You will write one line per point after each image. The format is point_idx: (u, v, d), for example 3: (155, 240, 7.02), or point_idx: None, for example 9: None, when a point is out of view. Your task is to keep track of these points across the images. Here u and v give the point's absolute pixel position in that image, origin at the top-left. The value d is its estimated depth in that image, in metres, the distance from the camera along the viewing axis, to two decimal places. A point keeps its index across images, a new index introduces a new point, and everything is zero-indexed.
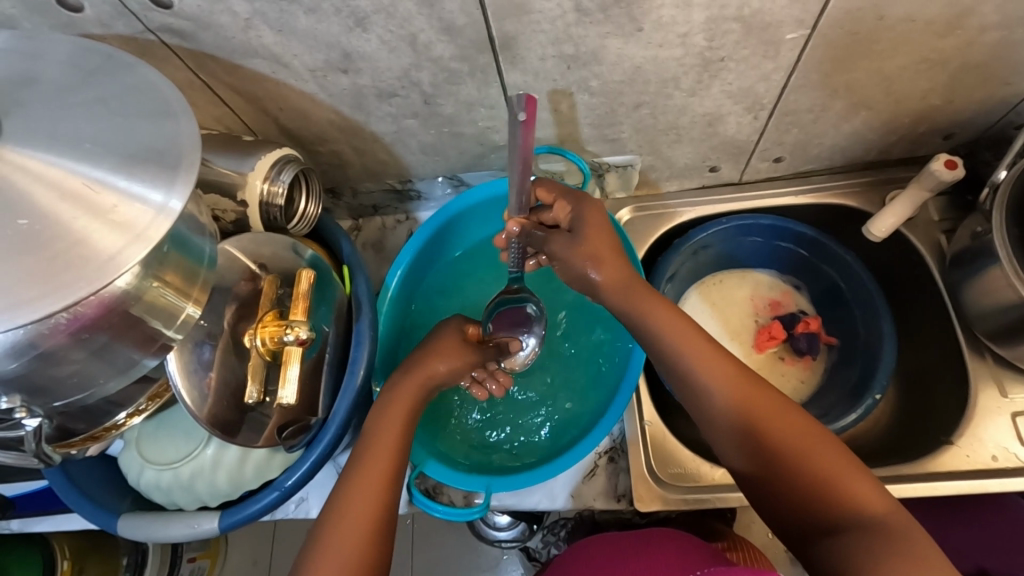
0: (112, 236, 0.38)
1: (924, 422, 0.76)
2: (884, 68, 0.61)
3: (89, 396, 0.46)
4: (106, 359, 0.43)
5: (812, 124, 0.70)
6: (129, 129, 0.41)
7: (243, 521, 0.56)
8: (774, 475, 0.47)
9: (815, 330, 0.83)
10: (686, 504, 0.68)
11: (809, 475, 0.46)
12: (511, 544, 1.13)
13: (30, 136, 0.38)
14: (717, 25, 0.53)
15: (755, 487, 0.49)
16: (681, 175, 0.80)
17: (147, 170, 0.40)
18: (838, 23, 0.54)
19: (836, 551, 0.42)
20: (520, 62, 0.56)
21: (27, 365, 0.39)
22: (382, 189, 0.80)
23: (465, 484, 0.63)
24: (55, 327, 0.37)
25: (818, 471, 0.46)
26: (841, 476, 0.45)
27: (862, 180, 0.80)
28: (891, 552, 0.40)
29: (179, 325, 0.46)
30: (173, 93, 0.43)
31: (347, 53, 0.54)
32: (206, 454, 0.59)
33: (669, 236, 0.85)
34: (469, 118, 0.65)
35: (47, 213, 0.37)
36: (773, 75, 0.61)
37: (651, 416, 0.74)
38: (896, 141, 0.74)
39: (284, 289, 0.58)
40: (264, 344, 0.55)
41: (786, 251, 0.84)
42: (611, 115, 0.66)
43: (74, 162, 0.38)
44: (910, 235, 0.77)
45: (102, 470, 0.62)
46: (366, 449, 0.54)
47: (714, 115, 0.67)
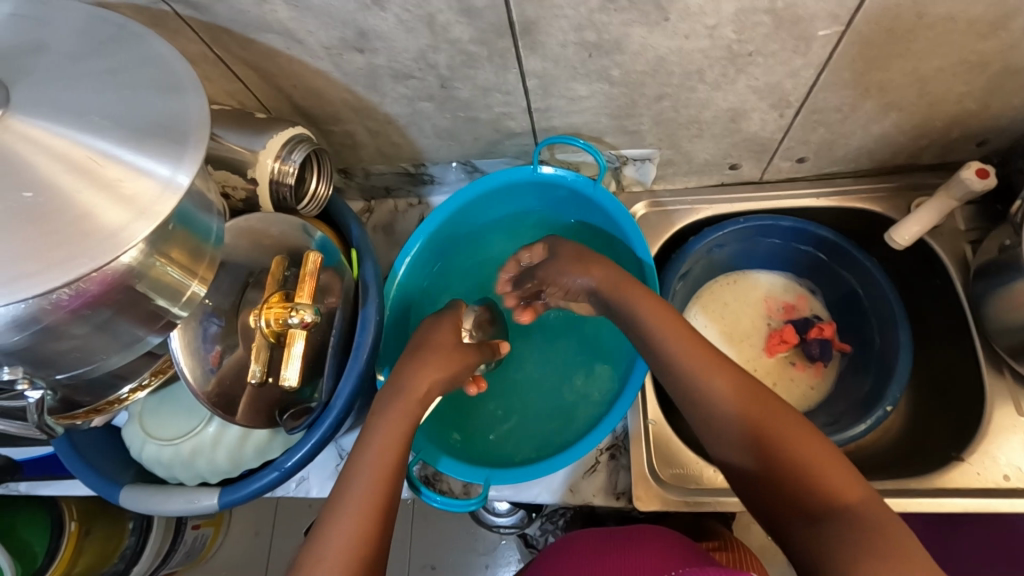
0: (116, 210, 0.37)
1: (935, 437, 0.74)
2: (920, 68, 0.58)
3: (94, 370, 0.45)
4: (109, 334, 0.42)
5: (840, 124, 0.67)
6: (136, 102, 0.40)
7: (242, 499, 0.56)
8: (780, 486, 0.46)
9: (830, 336, 0.81)
10: (685, 506, 0.67)
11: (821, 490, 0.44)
12: (509, 529, 1.13)
13: (35, 106, 0.38)
14: (747, 17, 0.51)
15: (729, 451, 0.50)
16: (700, 170, 0.78)
17: (153, 145, 0.39)
18: (875, 19, 0.51)
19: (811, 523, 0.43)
20: (539, 47, 0.54)
21: (31, 337, 0.39)
22: (395, 172, 0.79)
23: (465, 475, 0.63)
24: (58, 303, 0.37)
25: (809, 466, 0.45)
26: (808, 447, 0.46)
27: (887, 185, 0.77)
28: (859, 535, 0.41)
29: (185, 302, 0.46)
30: (181, 66, 0.43)
31: (363, 32, 0.53)
32: (207, 432, 0.59)
33: (684, 233, 0.83)
34: (486, 103, 0.63)
35: (51, 184, 0.36)
36: (803, 71, 0.58)
37: (655, 415, 0.73)
38: (926, 146, 0.72)
39: (291, 270, 0.57)
40: (269, 326, 0.54)
41: (803, 253, 0.82)
42: (632, 106, 0.64)
43: (80, 135, 0.38)
44: (935, 244, 0.74)
45: (105, 441, 0.62)
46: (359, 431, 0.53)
47: (738, 111, 0.65)
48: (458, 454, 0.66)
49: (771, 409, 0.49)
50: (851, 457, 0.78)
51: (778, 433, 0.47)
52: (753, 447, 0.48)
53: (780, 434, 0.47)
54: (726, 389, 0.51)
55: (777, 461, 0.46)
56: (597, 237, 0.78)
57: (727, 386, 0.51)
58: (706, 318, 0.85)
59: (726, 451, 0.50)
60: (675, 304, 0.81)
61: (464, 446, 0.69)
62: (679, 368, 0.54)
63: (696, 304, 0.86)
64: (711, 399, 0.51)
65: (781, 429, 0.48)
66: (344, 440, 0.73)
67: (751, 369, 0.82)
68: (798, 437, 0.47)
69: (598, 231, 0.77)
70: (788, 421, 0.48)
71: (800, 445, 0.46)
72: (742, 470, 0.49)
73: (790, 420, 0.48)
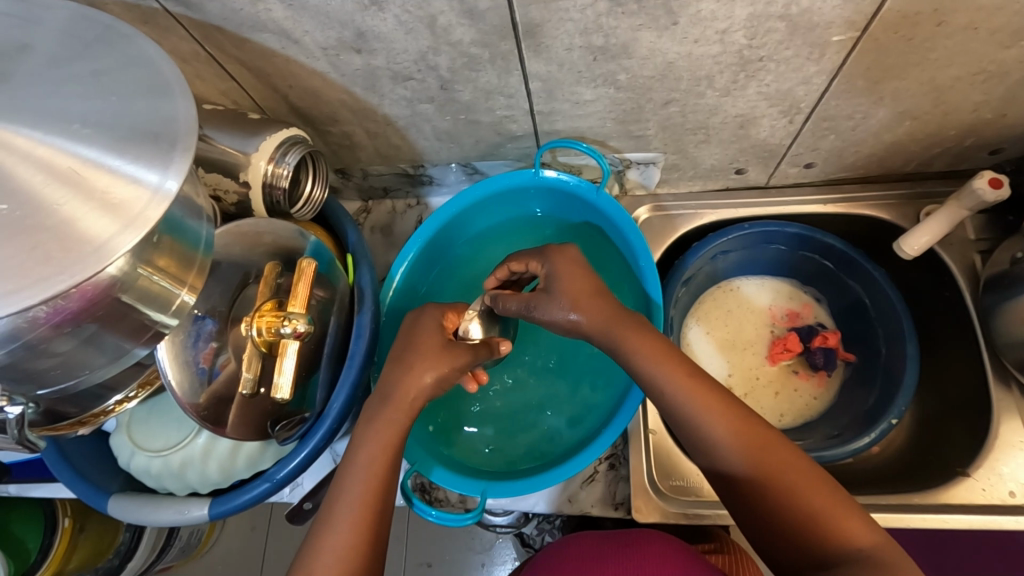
0: (102, 219, 0.36)
1: (940, 450, 0.73)
2: (936, 77, 0.56)
3: (80, 383, 0.44)
4: (95, 348, 0.41)
5: (851, 131, 0.66)
6: (123, 107, 0.38)
7: (234, 510, 0.55)
8: (790, 532, 0.45)
9: (834, 345, 0.80)
10: (685, 518, 0.66)
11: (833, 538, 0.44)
12: (505, 530, 1.14)
13: (16, 113, 0.36)
14: (760, 23, 0.49)
15: (731, 493, 0.49)
16: (706, 175, 0.76)
17: (141, 152, 0.37)
18: (892, 27, 0.50)
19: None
20: (544, 51, 0.53)
21: (13, 354, 0.37)
22: (393, 173, 0.77)
23: (461, 487, 0.62)
24: (36, 319, 0.35)
25: (820, 511, 0.45)
26: (815, 488, 0.46)
27: (897, 193, 0.76)
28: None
29: (175, 312, 0.44)
30: (170, 69, 0.41)
31: (362, 33, 0.51)
32: (197, 443, 0.57)
33: (688, 238, 0.82)
34: (488, 106, 0.62)
35: (34, 195, 0.35)
36: (815, 78, 0.56)
37: (656, 425, 0.72)
38: (937, 154, 0.70)
39: (284, 276, 0.56)
40: (261, 335, 0.52)
41: (809, 260, 0.81)
42: (638, 111, 0.62)
43: (64, 143, 0.36)
44: (944, 253, 0.72)
45: (94, 450, 0.61)
46: (354, 446, 0.52)
47: (747, 117, 0.63)
48: (448, 460, 0.66)
49: (777, 452, 0.47)
50: (854, 469, 0.77)
51: (785, 477, 0.46)
52: (763, 494, 0.46)
53: (788, 480, 0.46)
54: (731, 434, 0.48)
55: (787, 508, 0.45)
56: (600, 241, 0.76)
57: (731, 428, 0.48)
58: (707, 325, 0.84)
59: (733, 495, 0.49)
60: (677, 311, 0.80)
61: (458, 455, 0.68)
62: (677, 408, 0.50)
63: (698, 310, 0.84)
64: (715, 443, 0.48)
65: (787, 473, 0.46)
66: (338, 446, 0.72)
67: (752, 378, 0.81)
68: (805, 480, 0.46)
69: (600, 236, 0.75)
70: (794, 462, 0.47)
71: (808, 489, 0.45)
72: (748, 514, 0.48)
73: (798, 461, 0.47)
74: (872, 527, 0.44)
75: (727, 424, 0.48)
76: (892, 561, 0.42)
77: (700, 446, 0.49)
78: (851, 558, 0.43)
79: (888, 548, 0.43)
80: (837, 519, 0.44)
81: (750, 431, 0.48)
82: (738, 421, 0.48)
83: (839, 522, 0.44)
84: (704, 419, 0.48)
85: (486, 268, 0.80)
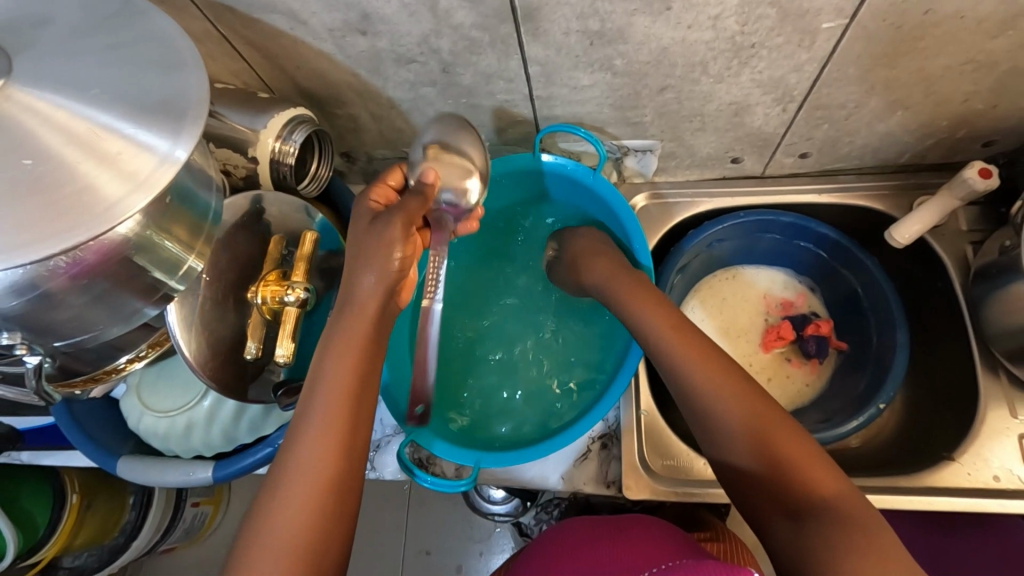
0: (116, 182, 0.38)
1: (930, 437, 0.74)
2: (926, 66, 0.58)
3: (92, 339, 0.46)
4: (106, 305, 0.43)
5: (844, 121, 0.67)
6: (138, 77, 0.40)
7: (235, 474, 0.58)
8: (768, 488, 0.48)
9: (826, 333, 0.81)
10: (677, 496, 0.68)
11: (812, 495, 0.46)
12: (503, 519, 1.20)
13: (37, 76, 0.38)
14: (751, 9, 0.51)
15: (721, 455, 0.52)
16: (702, 164, 0.78)
17: (155, 120, 0.39)
18: (880, 15, 0.51)
19: (799, 535, 0.45)
20: (542, 35, 0.55)
21: (29, 304, 0.39)
22: (397, 157, 0.79)
23: (456, 456, 0.63)
24: (55, 270, 0.37)
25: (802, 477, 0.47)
26: (803, 457, 0.48)
27: (890, 184, 0.77)
28: (847, 545, 0.42)
29: (182, 276, 0.47)
30: (184, 43, 0.43)
31: (367, 15, 0.53)
32: (202, 406, 0.60)
33: (684, 226, 0.83)
34: (488, 90, 0.64)
35: (54, 155, 0.37)
36: (806, 66, 0.58)
37: (649, 406, 0.74)
38: (930, 146, 0.71)
39: (289, 250, 0.58)
40: (265, 302, 0.54)
41: (803, 250, 0.82)
42: (634, 97, 0.64)
43: (82, 108, 0.38)
44: (936, 244, 0.74)
45: (105, 413, 0.63)
46: None
47: (741, 104, 0.65)
48: (450, 434, 0.67)
49: (771, 416, 0.50)
50: (843, 455, 0.78)
51: (776, 440, 0.49)
52: (748, 453, 0.50)
53: (774, 442, 0.49)
54: (730, 397, 0.52)
55: (774, 467, 0.48)
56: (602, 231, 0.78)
57: (731, 392, 0.52)
58: (704, 312, 0.85)
59: (726, 459, 0.52)
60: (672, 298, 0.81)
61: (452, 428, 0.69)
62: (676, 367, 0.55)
63: (695, 297, 0.86)
64: (713, 406, 0.52)
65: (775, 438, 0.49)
66: None
67: (746, 364, 0.82)
68: (793, 444, 0.49)
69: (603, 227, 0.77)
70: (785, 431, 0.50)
71: (796, 454, 0.48)
72: (739, 474, 0.51)
73: (788, 427, 0.50)
74: (852, 491, 0.47)
75: (719, 383, 0.52)
76: (865, 518, 0.44)
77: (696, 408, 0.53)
78: (828, 512, 0.45)
79: (863, 506, 0.45)
80: (818, 480, 0.47)
81: (748, 397, 0.52)
82: (738, 385, 0.52)
83: (820, 482, 0.47)
84: (704, 383, 0.53)
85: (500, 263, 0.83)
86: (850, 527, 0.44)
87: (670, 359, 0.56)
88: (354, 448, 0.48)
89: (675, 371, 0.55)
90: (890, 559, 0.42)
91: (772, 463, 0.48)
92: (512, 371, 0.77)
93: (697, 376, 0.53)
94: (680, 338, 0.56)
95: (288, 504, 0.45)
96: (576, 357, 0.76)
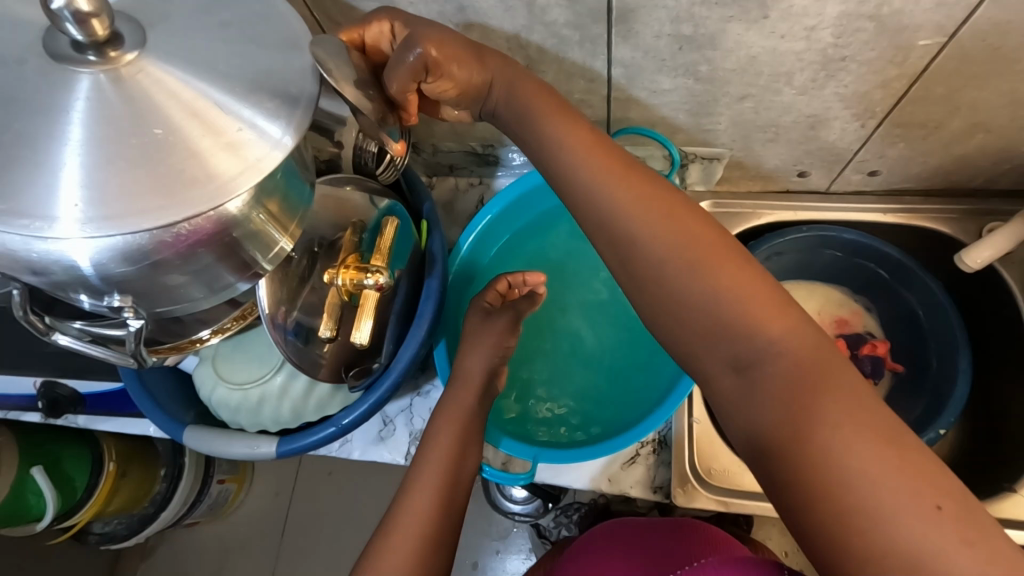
0: (232, 158, 0.38)
1: (987, 468, 0.73)
2: (1018, 89, 0.57)
3: (182, 309, 0.47)
4: (205, 276, 0.44)
5: (921, 141, 0.66)
6: (257, 56, 0.41)
7: (298, 450, 0.59)
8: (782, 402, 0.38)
9: (882, 354, 0.81)
10: (723, 505, 0.69)
11: (808, 384, 0.38)
12: (522, 518, 1.21)
13: (170, 52, 0.39)
14: (849, 22, 0.51)
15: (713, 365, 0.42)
16: (767, 176, 0.77)
17: (271, 101, 0.40)
18: (980, 34, 0.51)
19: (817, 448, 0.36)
20: (632, 37, 0.55)
21: (140, 271, 0.40)
22: (462, 150, 0.79)
23: (518, 453, 0.64)
24: (175, 238, 0.39)
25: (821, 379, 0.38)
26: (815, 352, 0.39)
27: (960, 208, 0.76)
28: (864, 452, 0.34)
29: (273, 257, 0.48)
30: (301, 27, 0.43)
31: (462, 8, 0.54)
32: (275, 381, 0.61)
33: (744, 237, 0.82)
34: (567, 89, 0.64)
35: (179, 129, 0.38)
36: (894, 83, 0.58)
37: (700, 415, 0.73)
38: (1005, 171, 0.70)
39: (364, 236, 0.59)
40: (344, 285, 0.55)
41: (863, 269, 0.81)
42: (711, 104, 0.64)
43: (206, 84, 0.39)
44: (1004, 271, 0.72)
45: (171, 383, 0.65)
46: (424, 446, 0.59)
47: (819, 117, 0.64)
48: (511, 430, 0.69)
49: (761, 302, 0.41)
50: None
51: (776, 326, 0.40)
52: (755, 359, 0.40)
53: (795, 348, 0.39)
54: (714, 290, 0.41)
55: (761, 351, 0.40)
56: None
57: (717, 279, 0.42)
58: None
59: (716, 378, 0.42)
60: None
61: (514, 420, 0.71)
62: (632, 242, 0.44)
63: None
64: (692, 296, 0.42)
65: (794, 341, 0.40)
66: (389, 408, 0.76)
67: None
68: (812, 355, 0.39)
69: None
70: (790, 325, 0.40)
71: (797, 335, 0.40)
72: (720, 370, 0.41)
73: (781, 308, 0.41)
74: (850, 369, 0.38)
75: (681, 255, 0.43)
76: (879, 413, 0.36)
77: (675, 308, 0.43)
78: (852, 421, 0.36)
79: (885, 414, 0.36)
80: (821, 368, 0.38)
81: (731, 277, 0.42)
82: (724, 265, 0.42)
83: (810, 362, 0.39)
84: (681, 254, 0.43)
85: (559, 247, 0.81)
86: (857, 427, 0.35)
87: (634, 250, 0.44)
88: (448, 498, 0.55)
89: (641, 265, 0.44)
90: (919, 465, 0.34)
91: (767, 344, 0.40)
92: (571, 360, 0.75)
93: (667, 260, 0.43)
94: (650, 210, 0.44)
95: (402, 540, 0.52)
96: (638, 352, 0.74)
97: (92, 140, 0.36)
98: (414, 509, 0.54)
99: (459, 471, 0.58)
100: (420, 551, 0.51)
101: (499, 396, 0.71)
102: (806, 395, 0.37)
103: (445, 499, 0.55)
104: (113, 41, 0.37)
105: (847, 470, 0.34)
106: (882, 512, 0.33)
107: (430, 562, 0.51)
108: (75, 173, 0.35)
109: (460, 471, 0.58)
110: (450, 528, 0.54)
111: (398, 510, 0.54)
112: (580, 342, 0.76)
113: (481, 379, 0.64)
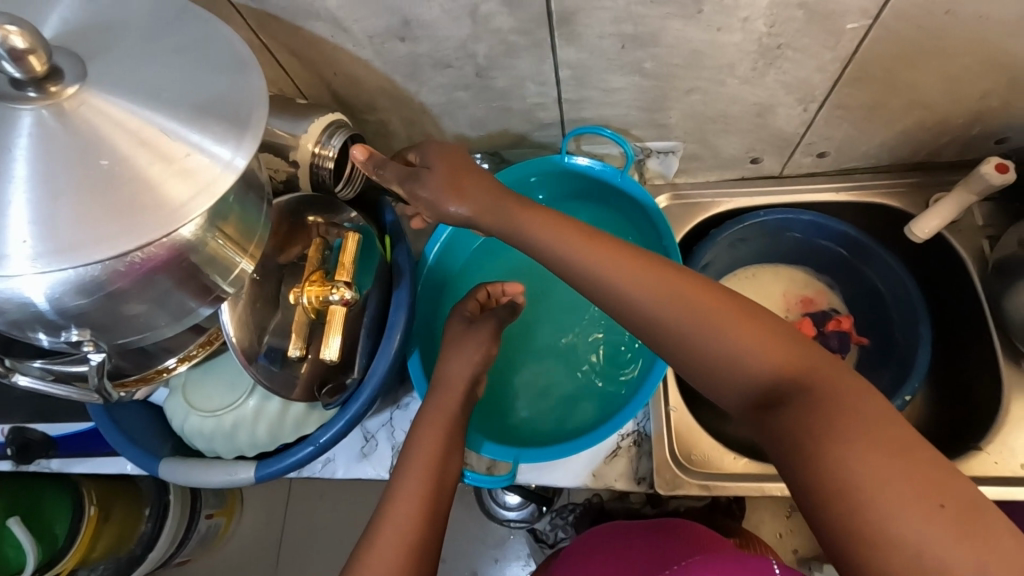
0: (183, 183, 0.38)
1: (956, 430, 0.76)
2: (946, 64, 0.60)
3: (144, 339, 0.47)
4: (167, 303, 0.44)
5: (863, 120, 0.69)
6: (202, 80, 0.41)
7: (275, 474, 0.58)
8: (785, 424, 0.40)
9: (848, 329, 0.83)
10: (707, 490, 0.69)
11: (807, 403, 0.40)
12: (519, 524, 1.22)
13: (112, 82, 0.39)
14: (780, 11, 0.53)
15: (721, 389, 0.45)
16: (723, 165, 0.79)
17: (218, 123, 0.40)
18: (903, 16, 0.54)
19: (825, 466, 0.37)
20: (577, 38, 0.56)
21: (97, 303, 0.40)
22: None
23: (499, 455, 0.65)
24: (129, 267, 0.39)
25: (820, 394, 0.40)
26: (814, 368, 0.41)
27: (907, 181, 0.78)
28: (872, 464, 0.35)
29: (234, 279, 0.48)
30: (245, 48, 0.43)
31: (407, 21, 0.55)
32: (248, 404, 0.61)
33: (706, 226, 0.84)
34: (520, 93, 0.65)
35: (127, 157, 0.38)
36: (830, 66, 0.60)
37: (677, 403, 0.74)
38: (946, 143, 0.73)
39: (328, 252, 0.59)
40: (310, 302, 0.56)
41: (823, 248, 0.83)
42: (661, 99, 0.65)
43: (152, 112, 0.39)
44: (953, 238, 0.75)
45: (145, 416, 0.64)
46: (405, 457, 0.59)
47: (765, 105, 0.66)
48: (494, 435, 0.69)
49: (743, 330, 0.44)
50: None
51: (753, 348, 0.43)
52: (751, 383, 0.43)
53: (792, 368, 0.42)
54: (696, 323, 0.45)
55: (758, 378, 0.43)
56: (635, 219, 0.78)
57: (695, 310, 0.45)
58: None
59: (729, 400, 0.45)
60: None
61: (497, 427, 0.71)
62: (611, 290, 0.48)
63: None
64: (698, 337, 0.45)
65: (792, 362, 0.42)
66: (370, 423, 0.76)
67: None
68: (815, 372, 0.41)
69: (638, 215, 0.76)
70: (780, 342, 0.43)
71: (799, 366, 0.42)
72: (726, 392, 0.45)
73: (768, 335, 0.44)
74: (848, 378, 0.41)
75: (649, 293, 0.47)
76: (891, 425, 0.37)
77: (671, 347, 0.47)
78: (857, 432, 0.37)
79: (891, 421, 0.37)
80: (820, 383, 0.40)
81: (737, 315, 0.44)
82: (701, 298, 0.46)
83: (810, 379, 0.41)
84: (654, 299, 0.46)
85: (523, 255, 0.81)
86: (862, 433, 0.37)
87: (617, 293, 0.48)
88: (431, 507, 0.55)
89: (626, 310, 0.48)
90: (929, 473, 0.34)
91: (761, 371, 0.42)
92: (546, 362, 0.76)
93: (648, 301, 0.47)
94: (626, 263, 0.48)
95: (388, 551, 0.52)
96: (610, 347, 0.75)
97: (40, 177, 0.36)
98: (394, 520, 0.53)
99: (441, 477, 0.58)
100: (404, 561, 0.51)
101: (478, 405, 0.71)
102: (806, 415, 0.39)
103: (428, 507, 0.55)
104: (52, 75, 0.37)
105: (855, 480, 0.35)
106: (890, 526, 0.34)
107: (420, 570, 0.52)
108: (25, 211, 0.35)
109: (443, 479, 0.58)
110: (435, 536, 0.54)
111: (379, 522, 0.54)
112: (553, 343, 0.77)
113: (457, 385, 0.64)
